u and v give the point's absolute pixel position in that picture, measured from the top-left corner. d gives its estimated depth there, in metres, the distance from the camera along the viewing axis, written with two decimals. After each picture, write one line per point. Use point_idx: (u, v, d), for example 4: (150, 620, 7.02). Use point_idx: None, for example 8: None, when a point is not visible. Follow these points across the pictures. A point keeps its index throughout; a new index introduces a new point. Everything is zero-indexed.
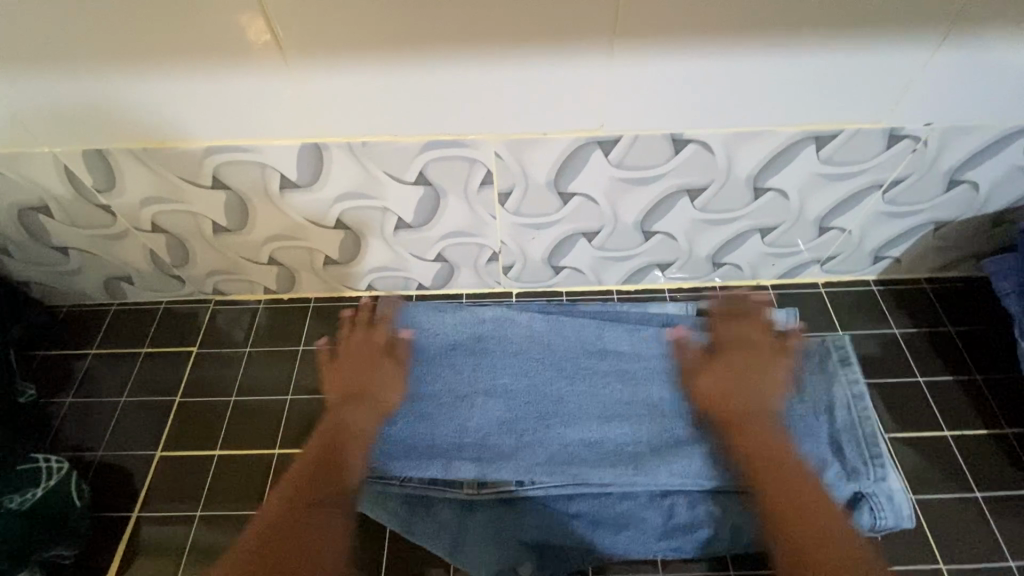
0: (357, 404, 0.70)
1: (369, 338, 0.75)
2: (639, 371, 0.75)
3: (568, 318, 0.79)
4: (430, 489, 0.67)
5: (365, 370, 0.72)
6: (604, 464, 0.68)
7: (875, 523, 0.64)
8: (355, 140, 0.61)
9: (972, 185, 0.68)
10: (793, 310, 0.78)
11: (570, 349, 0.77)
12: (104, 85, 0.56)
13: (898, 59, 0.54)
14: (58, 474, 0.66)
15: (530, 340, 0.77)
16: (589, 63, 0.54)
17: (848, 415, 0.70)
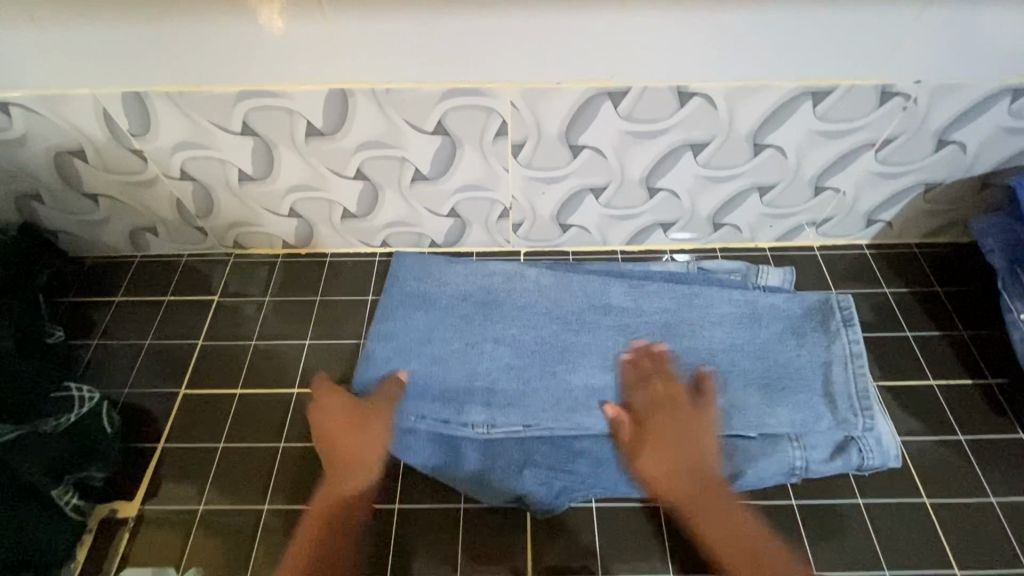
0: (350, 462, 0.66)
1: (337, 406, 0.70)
2: (643, 323, 0.78)
3: (578, 274, 0.82)
4: (444, 425, 0.70)
5: (346, 434, 0.68)
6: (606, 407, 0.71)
7: (862, 463, 0.67)
8: (380, 87, 0.65)
9: (960, 146, 0.72)
10: (790, 271, 0.82)
11: (577, 303, 0.80)
12: (146, 26, 0.60)
13: (888, 15, 0.59)
14: (90, 402, 0.70)
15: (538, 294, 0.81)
16: (600, 13, 0.58)
17: (843, 366, 0.73)
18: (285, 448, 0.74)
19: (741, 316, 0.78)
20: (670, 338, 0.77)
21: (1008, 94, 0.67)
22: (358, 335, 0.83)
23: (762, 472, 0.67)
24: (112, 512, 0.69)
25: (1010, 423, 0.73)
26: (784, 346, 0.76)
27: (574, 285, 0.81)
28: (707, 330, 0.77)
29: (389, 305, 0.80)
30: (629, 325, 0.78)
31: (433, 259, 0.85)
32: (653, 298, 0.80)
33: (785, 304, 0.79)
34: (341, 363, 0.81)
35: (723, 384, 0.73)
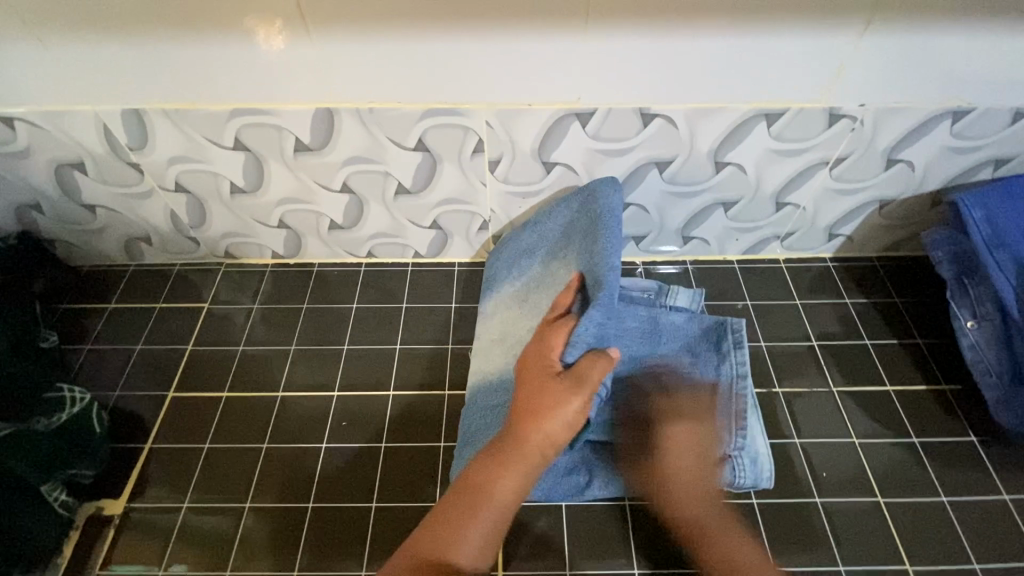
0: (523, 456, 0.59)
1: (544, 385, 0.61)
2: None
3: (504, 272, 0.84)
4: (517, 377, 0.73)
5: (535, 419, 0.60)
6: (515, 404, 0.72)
7: (734, 480, 0.69)
8: (364, 106, 0.69)
9: (908, 164, 0.77)
10: (698, 292, 0.84)
11: (513, 295, 0.81)
12: (145, 49, 0.65)
13: (830, 43, 0.64)
14: (82, 403, 0.73)
15: (493, 277, 0.85)
16: (565, 40, 0.63)
17: (729, 384, 0.75)
18: (269, 449, 0.77)
19: (644, 330, 0.80)
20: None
21: (948, 116, 0.72)
22: (342, 341, 0.87)
23: (633, 479, 0.69)
24: (98, 510, 0.72)
25: (962, 427, 0.76)
26: (677, 363, 0.77)
27: (577, 226, 0.75)
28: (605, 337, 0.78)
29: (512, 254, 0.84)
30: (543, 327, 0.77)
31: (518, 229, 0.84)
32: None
33: (686, 322, 0.81)
34: (325, 368, 0.84)
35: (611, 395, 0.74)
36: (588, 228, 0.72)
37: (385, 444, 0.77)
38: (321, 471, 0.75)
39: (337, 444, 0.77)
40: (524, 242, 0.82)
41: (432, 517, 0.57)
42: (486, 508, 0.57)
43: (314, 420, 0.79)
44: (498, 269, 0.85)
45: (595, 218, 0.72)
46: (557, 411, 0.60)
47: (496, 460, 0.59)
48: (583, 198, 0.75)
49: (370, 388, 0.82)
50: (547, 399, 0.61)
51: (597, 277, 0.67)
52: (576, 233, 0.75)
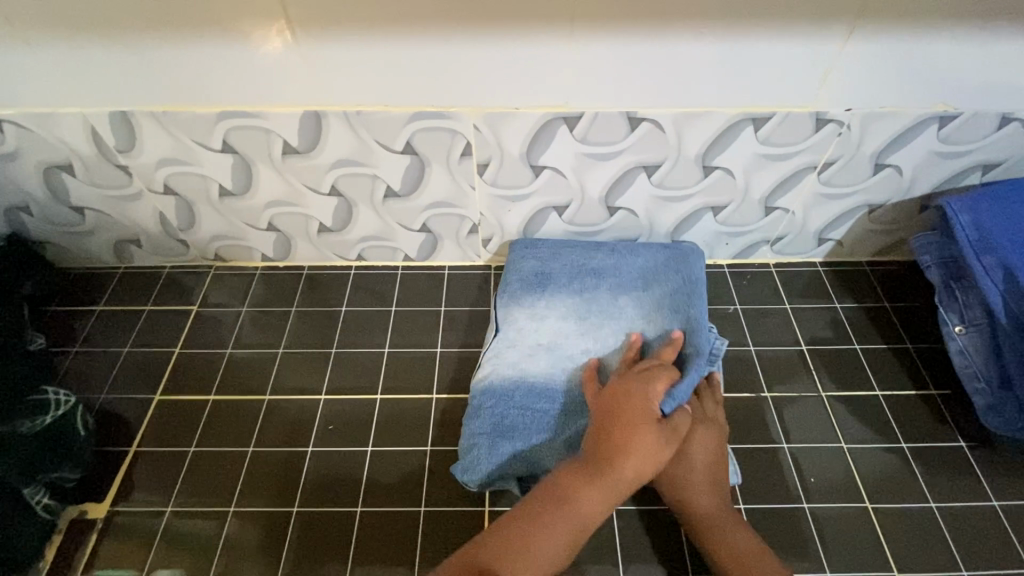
0: (608, 481, 0.57)
1: (635, 415, 0.61)
2: (564, 326, 0.77)
3: (528, 268, 0.81)
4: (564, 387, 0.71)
5: (623, 436, 0.59)
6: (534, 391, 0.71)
7: None
8: (352, 109, 0.70)
9: (896, 169, 0.77)
10: None
11: (556, 299, 0.79)
12: (131, 51, 0.65)
13: (816, 48, 0.64)
14: (65, 406, 0.73)
15: (535, 273, 0.81)
16: (551, 45, 0.64)
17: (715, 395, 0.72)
18: (255, 452, 0.76)
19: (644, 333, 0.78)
20: (576, 338, 0.75)
21: (935, 121, 0.72)
22: (331, 344, 0.87)
23: None
24: (81, 513, 0.71)
25: (951, 432, 0.76)
26: None
27: (663, 276, 0.79)
28: (607, 332, 0.76)
29: (572, 263, 0.81)
30: (555, 327, 0.77)
31: (577, 246, 0.83)
32: (593, 306, 0.78)
33: None
34: (313, 371, 0.84)
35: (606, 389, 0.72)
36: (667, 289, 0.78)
37: (372, 448, 0.76)
38: (307, 474, 0.74)
39: (324, 448, 0.76)
40: (592, 261, 0.81)
41: (509, 518, 0.56)
42: (565, 522, 0.56)
43: (301, 423, 0.79)
44: (534, 264, 0.82)
45: (688, 281, 0.78)
46: (652, 454, 0.59)
47: (577, 472, 0.58)
48: (676, 253, 0.82)
49: (357, 392, 0.82)
50: (645, 440, 0.59)
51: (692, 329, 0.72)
52: (658, 284, 0.79)
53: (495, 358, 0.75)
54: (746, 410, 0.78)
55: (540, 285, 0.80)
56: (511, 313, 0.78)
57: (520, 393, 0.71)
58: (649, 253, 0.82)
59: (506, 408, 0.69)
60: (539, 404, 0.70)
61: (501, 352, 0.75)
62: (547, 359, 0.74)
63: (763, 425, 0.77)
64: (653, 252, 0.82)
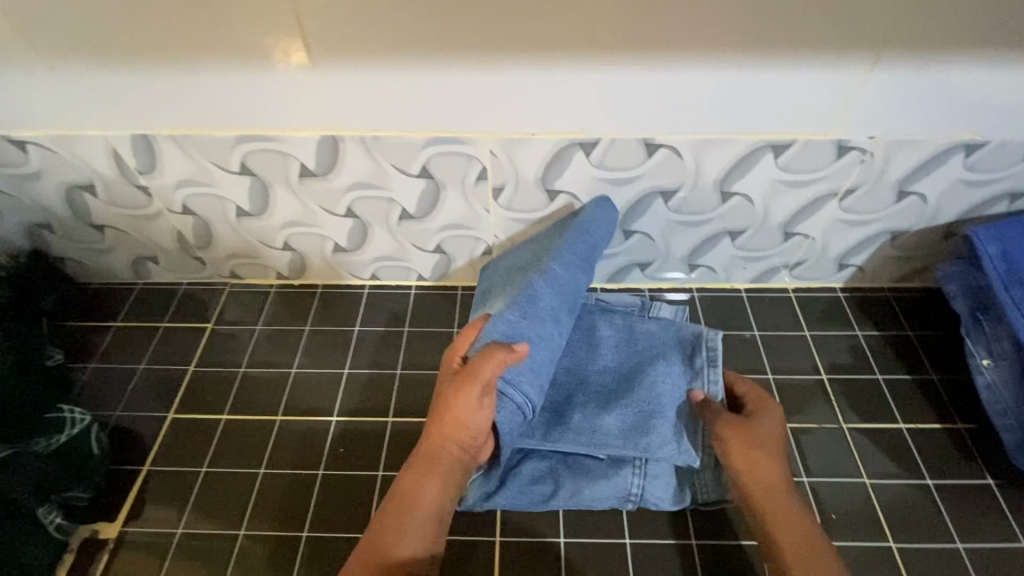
0: (432, 457, 0.60)
1: (447, 388, 0.63)
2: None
3: (481, 286, 0.82)
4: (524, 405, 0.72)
5: (438, 413, 0.61)
6: None
7: (698, 498, 0.69)
8: (368, 134, 0.70)
9: (920, 196, 0.75)
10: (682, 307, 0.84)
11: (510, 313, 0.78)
12: (153, 76, 0.66)
13: (839, 76, 0.63)
14: (81, 424, 0.74)
15: (484, 290, 0.81)
16: (569, 72, 0.63)
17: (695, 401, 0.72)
18: (265, 474, 0.76)
19: (621, 338, 0.79)
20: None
21: (962, 149, 0.70)
22: (344, 364, 0.87)
23: (597, 493, 0.68)
24: (93, 533, 0.71)
25: (979, 469, 0.73)
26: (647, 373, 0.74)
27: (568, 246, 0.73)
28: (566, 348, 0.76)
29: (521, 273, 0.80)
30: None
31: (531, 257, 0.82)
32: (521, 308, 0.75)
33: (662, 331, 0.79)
34: (325, 392, 0.84)
35: (581, 404, 0.73)
36: (549, 255, 0.73)
37: (382, 472, 0.75)
38: (317, 498, 0.73)
39: (335, 471, 0.76)
40: None
41: (369, 530, 0.57)
42: (409, 507, 0.57)
43: (311, 443, 0.78)
44: (485, 283, 0.82)
45: None
46: (461, 410, 0.60)
47: (411, 467, 0.60)
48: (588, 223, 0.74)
49: (369, 413, 0.81)
50: (451, 404, 0.60)
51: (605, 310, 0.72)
52: None
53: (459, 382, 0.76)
54: None
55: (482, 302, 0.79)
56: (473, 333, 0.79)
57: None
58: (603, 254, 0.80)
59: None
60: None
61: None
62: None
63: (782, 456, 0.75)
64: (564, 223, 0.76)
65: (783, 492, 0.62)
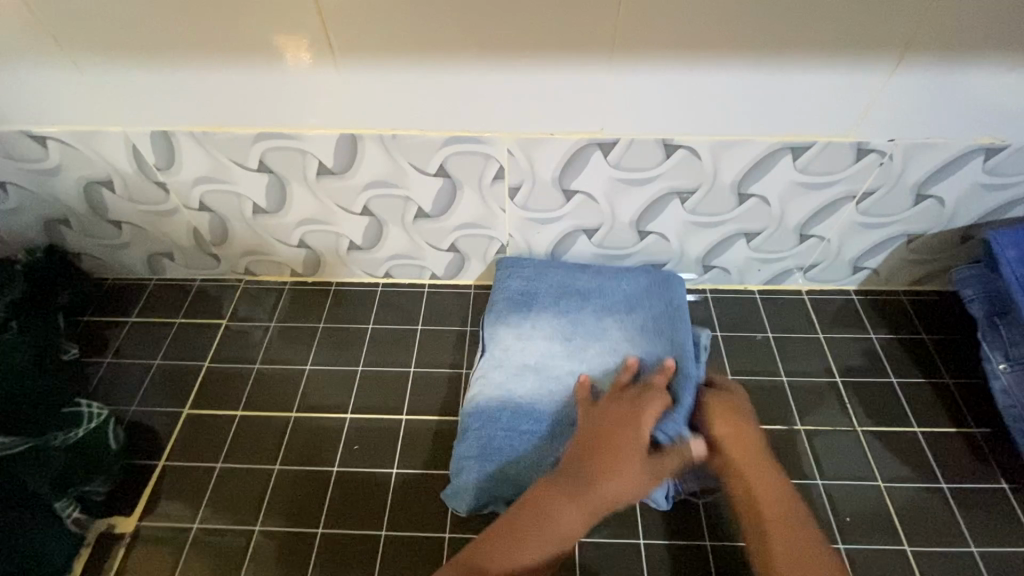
0: (587, 496, 0.57)
1: (627, 439, 0.61)
2: (551, 347, 0.76)
3: (514, 288, 0.81)
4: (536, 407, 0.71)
5: (621, 462, 0.59)
6: (506, 412, 0.70)
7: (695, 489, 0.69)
8: (387, 133, 0.70)
9: (938, 200, 0.75)
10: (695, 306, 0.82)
11: (541, 319, 0.78)
12: (175, 73, 0.66)
13: (861, 78, 0.63)
14: (98, 419, 0.73)
15: (522, 290, 0.80)
16: (590, 73, 0.63)
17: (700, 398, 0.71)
18: (280, 470, 0.76)
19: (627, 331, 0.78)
20: (563, 359, 0.75)
21: (981, 153, 0.70)
22: (357, 361, 0.87)
23: None
24: (109, 527, 0.72)
25: (994, 473, 0.73)
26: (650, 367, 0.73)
27: (646, 301, 0.79)
28: (593, 353, 0.75)
29: (559, 285, 0.81)
30: (542, 347, 0.76)
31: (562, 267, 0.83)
32: (577, 328, 0.78)
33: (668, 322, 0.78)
34: (339, 389, 0.84)
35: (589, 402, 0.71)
36: (637, 317, 0.78)
37: (396, 470, 0.76)
38: (331, 495, 0.74)
39: (349, 468, 0.76)
40: (580, 282, 0.81)
41: (495, 539, 0.54)
42: (543, 537, 0.54)
43: (325, 440, 0.79)
44: (522, 283, 0.81)
45: (671, 305, 0.78)
46: (626, 477, 0.59)
47: (563, 494, 0.57)
48: (659, 276, 0.81)
49: (383, 411, 0.81)
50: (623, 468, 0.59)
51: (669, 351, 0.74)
52: (641, 308, 0.79)
53: (482, 378, 0.74)
54: (777, 443, 0.76)
55: (523, 308, 0.79)
56: (498, 331, 0.77)
57: (508, 416, 0.70)
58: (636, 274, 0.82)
59: (493, 431, 0.69)
60: (529, 428, 0.69)
61: (488, 373, 0.74)
62: (538, 378, 0.73)
63: (796, 457, 0.75)
64: (633, 274, 0.82)
65: (757, 459, 0.62)
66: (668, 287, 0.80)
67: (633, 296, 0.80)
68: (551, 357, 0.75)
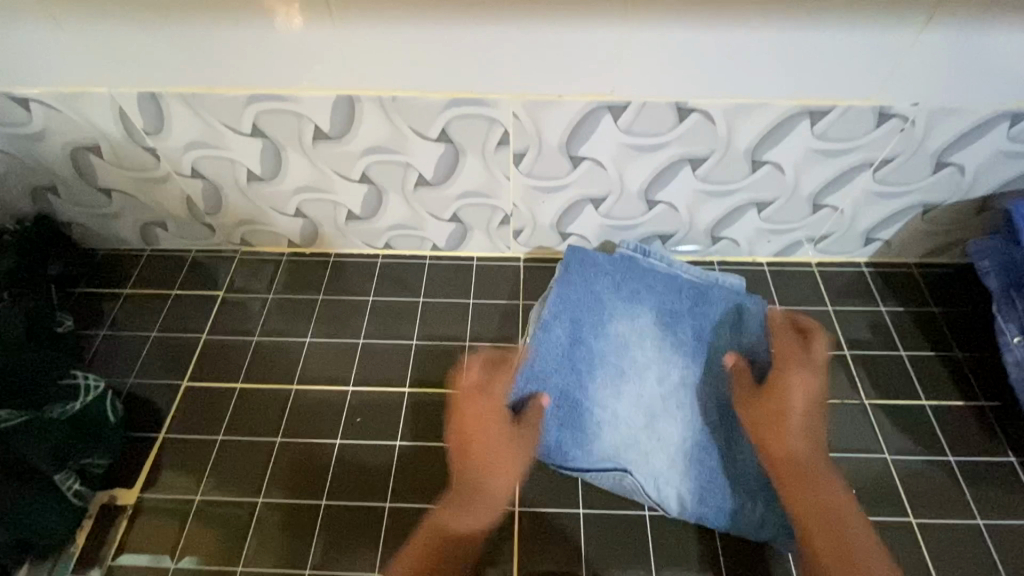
0: (474, 484, 0.62)
1: (491, 413, 0.66)
2: (610, 396, 0.73)
3: (539, 368, 0.73)
4: (641, 444, 0.70)
5: (484, 434, 0.64)
6: (631, 468, 0.68)
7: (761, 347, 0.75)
8: (386, 94, 0.67)
9: (958, 168, 0.73)
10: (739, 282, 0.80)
11: (590, 384, 0.73)
12: (159, 29, 0.62)
13: (889, 35, 0.59)
14: (96, 391, 0.72)
15: (555, 395, 0.72)
16: (600, 29, 0.60)
17: (704, 360, 0.74)
18: (282, 442, 0.75)
19: (649, 305, 0.79)
20: (626, 399, 0.72)
21: (1007, 119, 0.67)
22: (358, 334, 0.85)
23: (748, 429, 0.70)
24: (111, 499, 0.71)
25: (1001, 446, 0.73)
26: (691, 321, 0.77)
27: (645, 285, 0.80)
28: (645, 372, 0.74)
29: (559, 340, 0.75)
30: (606, 403, 0.72)
31: (569, 294, 0.78)
32: (609, 362, 0.75)
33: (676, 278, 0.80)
34: (339, 362, 0.82)
35: (669, 405, 0.72)
36: (652, 311, 0.78)
37: (399, 442, 0.75)
38: (334, 467, 0.73)
39: (352, 441, 0.75)
40: (582, 298, 0.78)
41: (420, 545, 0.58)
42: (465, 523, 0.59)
43: (327, 413, 0.78)
44: (534, 373, 0.73)
45: (669, 279, 0.80)
46: (500, 449, 0.64)
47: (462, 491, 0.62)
48: (643, 265, 0.81)
49: (385, 383, 0.80)
50: (495, 428, 0.65)
51: (680, 320, 0.77)
52: (641, 292, 0.79)
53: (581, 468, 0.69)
54: None
55: (573, 405, 0.72)
56: (594, 442, 0.70)
57: (651, 478, 0.68)
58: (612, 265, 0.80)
59: (662, 491, 0.67)
60: (666, 467, 0.68)
61: (624, 474, 0.68)
62: (642, 425, 0.71)
63: None
64: (566, 278, 0.79)
65: (808, 475, 0.59)
66: (592, 267, 0.80)
67: (585, 281, 0.79)
68: (605, 400, 0.72)
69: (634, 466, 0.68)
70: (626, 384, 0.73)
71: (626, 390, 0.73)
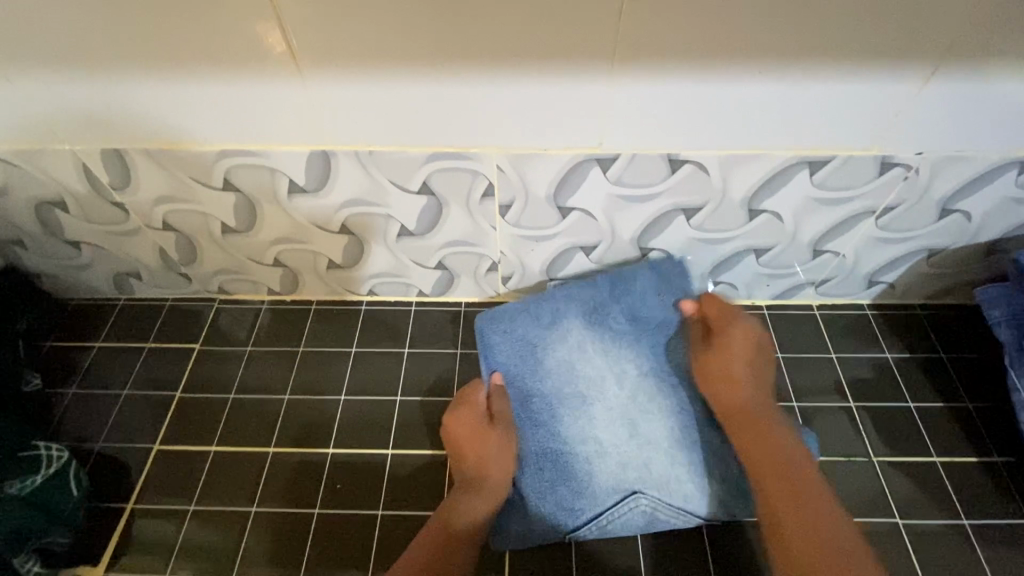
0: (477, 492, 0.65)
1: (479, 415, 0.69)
2: (583, 433, 0.70)
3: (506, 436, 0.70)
4: (624, 457, 0.68)
5: (478, 441, 0.67)
6: (633, 485, 0.66)
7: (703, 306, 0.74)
8: (363, 149, 0.63)
9: (964, 215, 0.69)
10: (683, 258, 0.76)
11: (563, 434, 0.70)
12: (118, 87, 0.59)
13: (890, 86, 0.56)
14: (59, 462, 0.68)
15: (532, 459, 0.69)
16: (585, 84, 0.57)
17: (658, 373, 0.73)
18: (258, 511, 0.71)
19: (590, 320, 0.75)
20: (600, 429, 0.70)
21: (1015, 166, 0.64)
22: (340, 389, 0.81)
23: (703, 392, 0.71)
24: None
25: (1019, 507, 0.69)
26: (627, 316, 0.75)
27: (569, 301, 0.76)
28: (604, 394, 0.72)
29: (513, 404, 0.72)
30: (584, 441, 0.69)
31: (512, 346, 0.75)
32: (569, 400, 0.72)
33: (597, 286, 0.76)
34: (319, 420, 0.78)
35: (633, 407, 0.71)
36: (593, 330, 0.75)
37: (382, 510, 0.71)
38: (313, 538, 0.69)
39: (333, 509, 0.71)
40: (518, 345, 0.75)
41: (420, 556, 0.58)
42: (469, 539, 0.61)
43: (306, 478, 0.73)
44: None
45: (590, 287, 0.76)
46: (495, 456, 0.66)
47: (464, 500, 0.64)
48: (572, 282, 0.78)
49: (368, 442, 0.76)
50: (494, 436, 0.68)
51: (622, 325, 0.75)
52: (570, 312, 0.76)
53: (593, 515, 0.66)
54: None
55: (555, 458, 0.69)
56: (592, 484, 0.67)
57: (658, 486, 0.66)
58: (536, 300, 0.77)
59: (679, 493, 0.66)
60: (668, 473, 0.67)
61: (639, 498, 0.65)
62: (626, 444, 0.68)
63: None
64: (490, 345, 0.75)
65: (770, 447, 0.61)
66: (508, 312, 0.77)
67: (508, 332, 0.76)
68: (577, 434, 0.70)
69: (638, 484, 0.66)
70: (589, 410, 0.71)
71: (591, 414, 0.70)
